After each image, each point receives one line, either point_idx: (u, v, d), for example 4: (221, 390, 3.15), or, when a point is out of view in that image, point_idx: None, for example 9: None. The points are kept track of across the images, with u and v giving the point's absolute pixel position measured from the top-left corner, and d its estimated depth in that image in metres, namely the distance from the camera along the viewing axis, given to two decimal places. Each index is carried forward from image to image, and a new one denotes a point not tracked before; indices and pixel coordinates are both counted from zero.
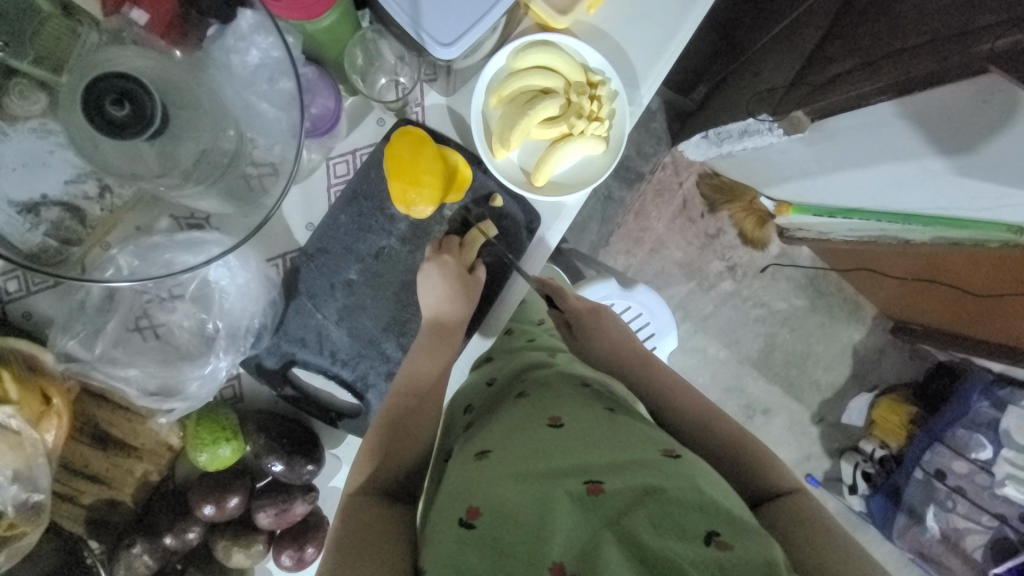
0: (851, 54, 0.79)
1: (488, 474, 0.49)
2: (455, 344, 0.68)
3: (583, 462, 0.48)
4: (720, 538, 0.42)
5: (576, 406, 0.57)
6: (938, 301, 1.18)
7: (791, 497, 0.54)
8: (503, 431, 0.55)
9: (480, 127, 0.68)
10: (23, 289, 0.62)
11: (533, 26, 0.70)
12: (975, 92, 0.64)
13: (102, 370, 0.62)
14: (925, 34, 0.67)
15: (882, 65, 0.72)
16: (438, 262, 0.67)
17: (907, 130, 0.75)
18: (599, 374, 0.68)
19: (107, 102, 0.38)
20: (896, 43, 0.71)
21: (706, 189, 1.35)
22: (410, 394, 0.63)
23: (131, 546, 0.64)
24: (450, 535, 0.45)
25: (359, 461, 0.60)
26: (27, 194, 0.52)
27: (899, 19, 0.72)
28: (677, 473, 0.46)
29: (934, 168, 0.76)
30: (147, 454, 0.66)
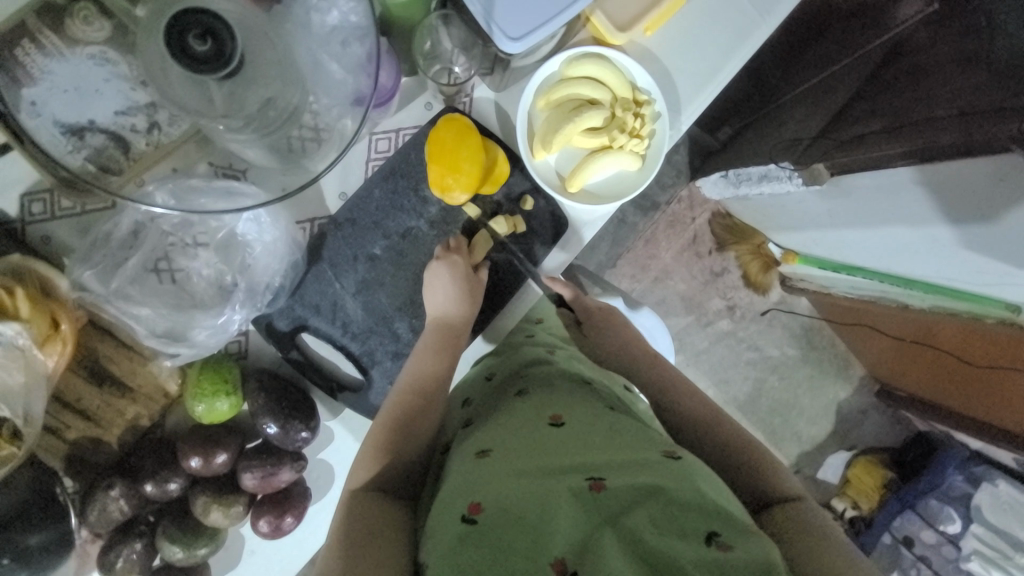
0: (876, 116, 0.80)
1: (490, 471, 0.49)
2: (455, 348, 0.68)
3: (585, 460, 0.48)
4: (720, 538, 0.42)
5: (578, 406, 0.57)
6: (925, 369, 1.20)
7: (790, 502, 0.53)
8: (504, 430, 0.56)
9: (525, 128, 0.70)
10: (47, 212, 0.61)
11: (589, 39, 0.72)
12: (994, 170, 0.67)
13: (115, 304, 0.62)
14: (948, 106, 0.68)
15: (908, 133, 0.73)
16: (448, 261, 0.68)
17: (923, 197, 0.78)
18: (598, 376, 0.69)
19: (190, 35, 0.39)
20: (918, 110, 0.72)
21: (717, 228, 1.38)
22: (416, 395, 0.63)
23: (110, 488, 0.63)
24: (451, 530, 0.45)
25: (365, 458, 0.59)
26: (76, 117, 0.53)
27: (927, 89, 0.72)
28: (677, 474, 0.46)
29: (942, 238, 0.79)
30: (142, 397, 0.65)
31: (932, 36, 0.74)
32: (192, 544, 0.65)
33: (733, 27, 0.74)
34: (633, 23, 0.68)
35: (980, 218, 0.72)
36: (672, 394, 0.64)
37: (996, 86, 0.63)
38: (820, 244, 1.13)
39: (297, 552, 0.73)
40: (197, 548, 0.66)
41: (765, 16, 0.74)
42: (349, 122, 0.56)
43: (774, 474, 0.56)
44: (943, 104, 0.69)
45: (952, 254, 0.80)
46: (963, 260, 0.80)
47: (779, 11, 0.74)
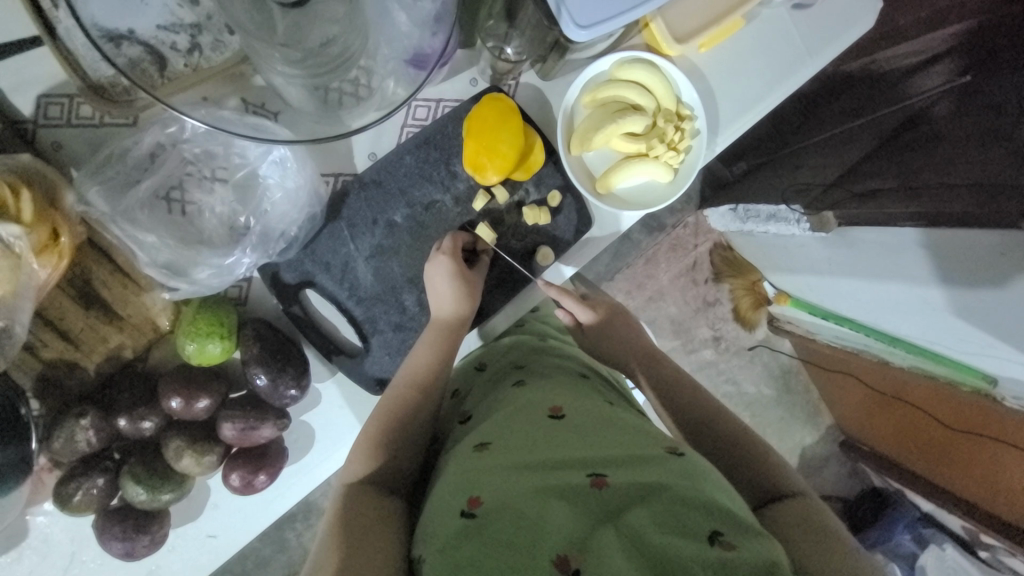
0: (891, 172, 0.82)
1: (488, 464, 0.49)
2: (456, 344, 0.65)
3: (585, 457, 0.48)
4: (724, 538, 0.41)
5: (579, 400, 0.57)
6: (894, 427, 1.23)
7: (791, 497, 0.53)
8: (501, 423, 0.55)
9: (566, 123, 0.69)
10: (62, 117, 0.58)
11: (642, 46, 0.72)
12: (1000, 243, 0.69)
13: (120, 226, 0.58)
14: (966, 174, 0.71)
15: (924, 195, 0.76)
16: (435, 262, 0.65)
17: (921, 259, 0.79)
18: (595, 373, 0.70)
19: None
20: (937, 174, 0.74)
21: (717, 260, 1.39)
22: (415, 386, 0.61)
23: (80, 417, 0.60)
24: (451, 525, 0.44)
25: (358, 451, 0.57)
26: (115, 23, 0.51)
27: (944, 157, 0.74)
28: (680, 471, 0.46)
29: (934, 300, 0.78)
30: (129, 327, 0.62)
31: (953, 110, 0.76)
32: (157, 489, 0.62)
33: (780, 60, 0.75)
34: (692, 36, 0.68)
35: (976, 280, 0.72)
36: (672, 393, 0.67)
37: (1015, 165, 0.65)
38: (812, 290, 1.15)
39: (261, 516, 0.70)
40: (161, 493, 0.63)
41: (812, 57, 0.75)
42: (398, 89, 0.55)
43: (773, 468, 0.57)
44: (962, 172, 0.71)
45: (944, 319, 0.79)
46: (955, 328, 0.79)
47: (824, 55, 0.76)
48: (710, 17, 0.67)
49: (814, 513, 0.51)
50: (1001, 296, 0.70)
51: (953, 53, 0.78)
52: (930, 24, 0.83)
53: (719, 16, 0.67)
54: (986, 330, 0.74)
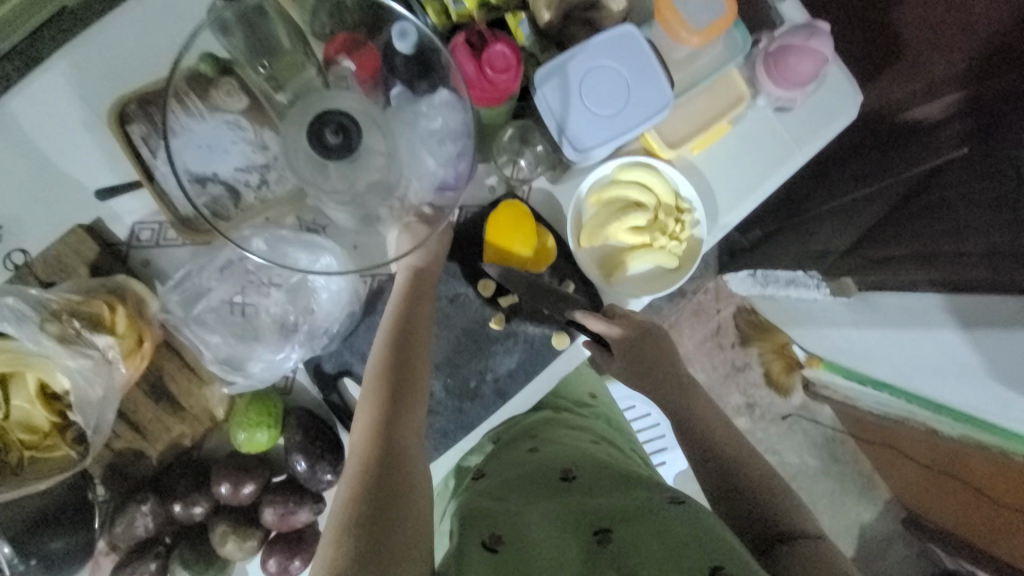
0: (908, 241, 0.82)
1: (516, 510, 0.58)
2: (422, 299, 0.67)
3: (599, 511, 0.57)
4: (724, 570, 0.48)
5: (585, 461, 0.68)
6: (953, 505, 1.14)
7: (805, 539, 0.57)
8: (517, 482, 0.65)
9: (575, 220, 0.77)
10: (153, 240, 0.69)
11: (640, 150, 0.80)
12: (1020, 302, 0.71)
13: (191, 329, 0.68)
14: (974, 241, 0.73)
15: (940, 265, 0.77)
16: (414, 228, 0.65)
17: (945, 313, 0.80)
18: (602, 438, 0.79)
19: (331, 132, 0.49)
20: (947, 243, 0.76)
21: (742, 323, 1.38)
22: (388, 356, 0.63)
23: (141, 502, 0.66)
24: (478, 556, 0.52)
25: (358, 445, 0.59)
26: (204, 169, 0.63)
27: (957, 224, 0.75)
28: (681, 518, 0.54)
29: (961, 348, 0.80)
30: (189, 418, 0.69)
31: (963, 174, 0.76)
32: (202, 573, 0.67)
33: (771, 152, 0.82)
34: (682, 142, 0.77)
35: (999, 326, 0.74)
36: (701, 425, 0.69)
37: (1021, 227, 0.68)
38: (845, 353, 1.15)
39: None
40: None
41: (802, 150, 0.83)
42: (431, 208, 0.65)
43: (788, 512, 0.61)
44: (969, 239, 0.73)
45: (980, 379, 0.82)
46: (992, 391, 0.83)
47: (810, 147, 0.83)
48: (697, 125, 0.77)
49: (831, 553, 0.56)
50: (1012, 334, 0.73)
51: (962, 114, 0.78)
52: (923, 93, 0.86)
53: (704, 125, 0.77)
54: (1014, 390, 0.78)
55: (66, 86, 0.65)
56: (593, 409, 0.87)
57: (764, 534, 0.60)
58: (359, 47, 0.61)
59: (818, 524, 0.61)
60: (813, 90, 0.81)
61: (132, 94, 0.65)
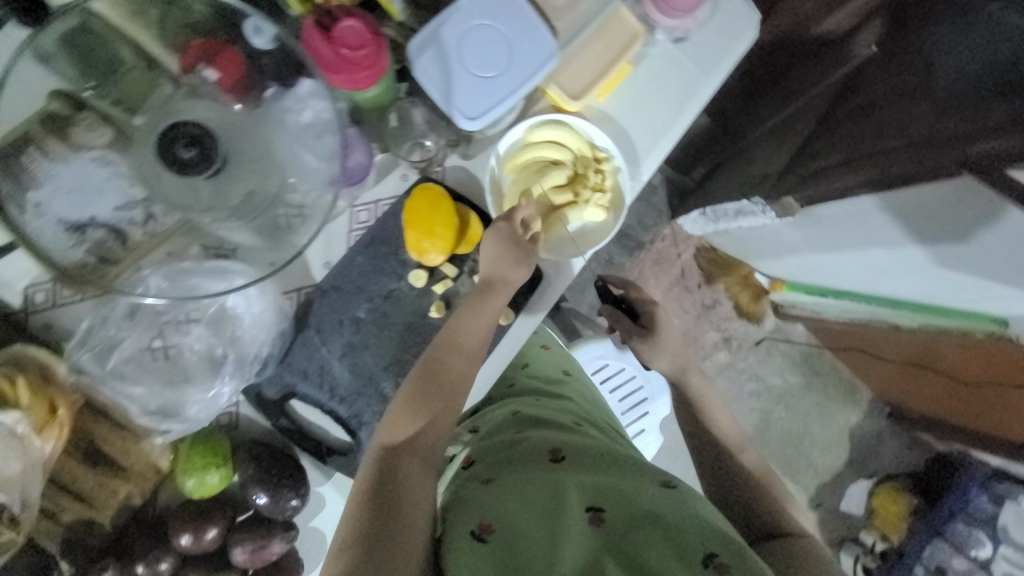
0: (835, 147, 0.83)
1: (502, 495, 0.54)
2: (495, 304, 0.67)
3: (587, 491, 0.53)
4: (717, 560, 0.48)
5: (580, 443, 0.62)
6: (928, 388, 1.20)
7: (796, 537, 0.58)
8: (506, 463, 0.60)
9: (494, 190, 0.75)
10: (49, 300, 0.65)
11: (548, 108, 0.78)
12: (952, 190, 0.70)
13: (110, 385, 0.65)
14: (903, 136, 0.71)
15: (868, 162, 0.76)
16: (496, 227, 0.68)
17: (891, 222, 0.82)
18: (590, 415, 0.76)
19: (181, 145, 0.47)
20: (877, 141, 0.74)
21: (703, 262, 1.39)
22: (464, 355, 0.65)
23: (102, 570, 0.63)
24: (465, 546, 0.49)
25: (402, 419, 0.59)
26: (78, 215, 0.58)
27: (881, 121, 0.74)
28: (674, 501, 0.53)
29: (918, 258, 0.81)
30: (134, 476, 0.66)
31: (881, 72, 0.74)
32: None
33: (679, 83, 0.80)
34: (585, 92, 0.75)
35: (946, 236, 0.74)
36: (700, 419, 0.73)
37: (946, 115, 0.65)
38: (802, 272, 1.16)
39: None
40: None
41: (708, 76, 0.81)
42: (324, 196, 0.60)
43: (776, 509, 0.62)
44: (898, 134, 0.71)
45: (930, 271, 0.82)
46: (948, 278, 0.81)
47: (719, 71, 0.81)
48: (598, 71, 0.75)
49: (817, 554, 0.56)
50: (970, 247, 0.72)
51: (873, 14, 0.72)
52: None
53: (606, 68, 0.75)
54: (971, 274, 0.76)
55: None
56: (569, 385, 0.83)
57: (747, 528, 0.62)
58: (217, 50, 0.56)
59: (801, 526, 0.61)
60: (706, 16, 0.79)
61: None
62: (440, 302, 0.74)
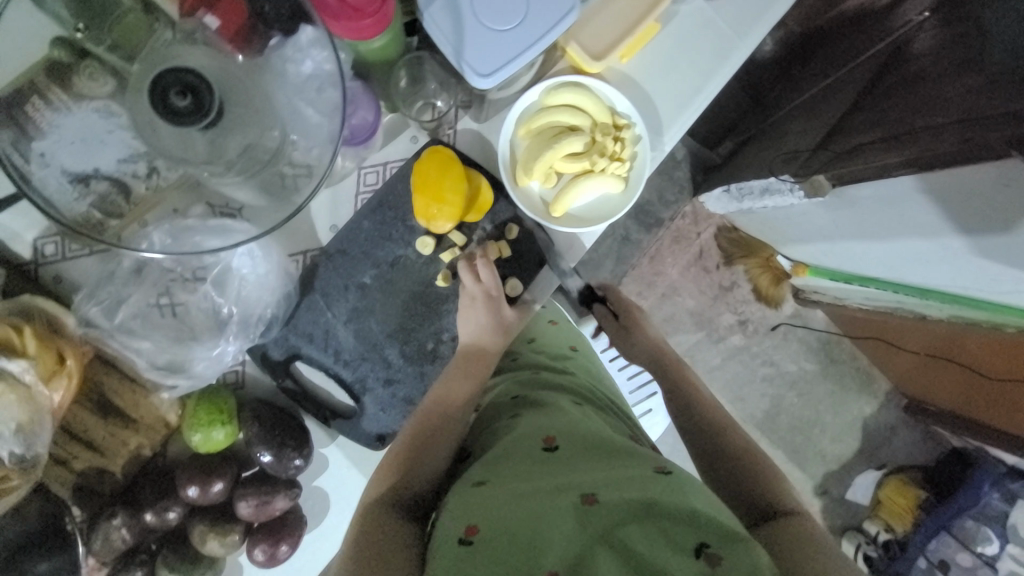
0: (874, 126, 0.77)
1: (493, 492, 0.52)
2: (484, 373, 0.69)
3: (580, 480, 0.52)
4: (710, 550, 0.46)
5: (573, 427, 0.60)
6: (951, 384, 1.15)
7: (793, 515, 0.56)
8: (498, 457, 0.58)
9: (507, 156, 0.71)
10: (59, 253, 0.65)
11: (567, 68, 0.73)
12: (996, 173, 0.62)
13: (118, 339, 0.66)
14: (946, 113, 0.66)
15: (906, 140, 0.71)
16: (479, 300, 0.70)
17: (929, 205, 0.73)
18: (590, 395, 0.73)
19: (172, 93, 0.44)
20: (918, 118, 0.70)
21: (724, 242, 1.34)
22: (457, 385, 0.67)
23: (112, 517, 0.65)
24: (450, 554, 0.48)
25: (378, 475, 0.60)
26: (83, 166, 0.57)
27: (927, 97, 0.69)
28: (669, 487, 0.50)
29: (955, 249, 0.72)
30: (144, 428, 0.68)
31: (936, 43, 0.71)
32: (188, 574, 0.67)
33: (712, 46, 0.75)
34: (608, 51, 0.69)
35: (986, 228, 0.66)
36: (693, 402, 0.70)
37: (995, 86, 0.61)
38: (828, 255, 1.09)
39: None
40: None
41: (744, 38, 0.75)
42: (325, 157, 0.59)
43: (773, 486, 0.60)
44: (940, 111, 0.67)
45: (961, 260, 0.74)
46: (980, 267, 0.74)
47: (757, 32, 0.75)
48: (623, 28, 0.69)
49: (813, 532, 0.53)
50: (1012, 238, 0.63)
51: None
52: None
53: (633, 25, 0.69)
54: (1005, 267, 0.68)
55: None
56: (575, 361, 0.80)
57: (752, 510, 0.58)
58: None
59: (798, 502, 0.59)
60: None
61: None
62: (447, 270, 0.72)
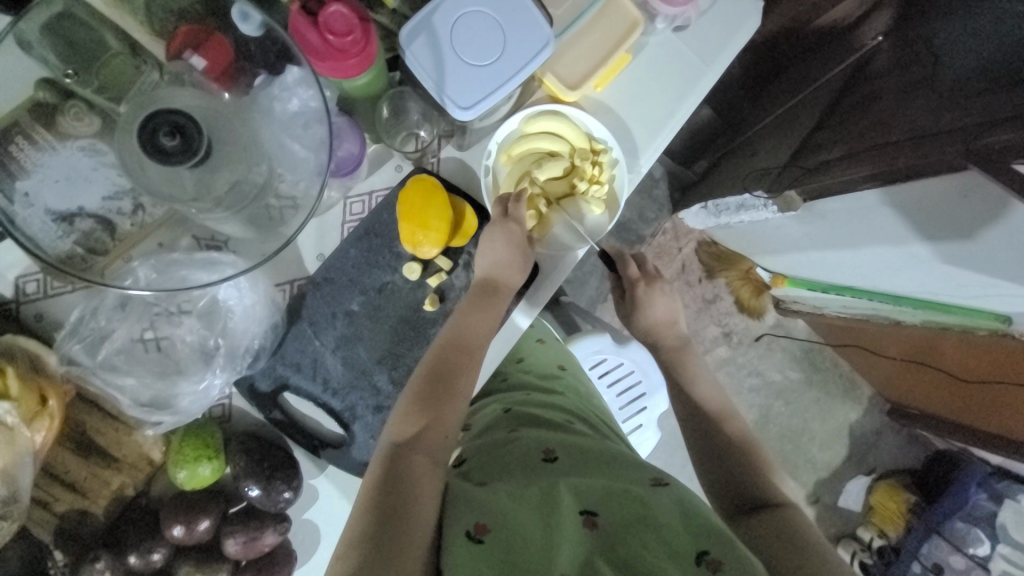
0: (839, 143, 0.80)
1: (497, 498, 0.53)
2: (501, 305, 0.69)
3: (581, 493, 0.53)
4: (710, 557, 0.47)
5: (571, 443, 0.62)
6: (930, 384, 1.19)
7: (787, 508, 0.58)
8: (496, 468, 0.59)
9: (489, 182, 0.73)
10: (41, 291, 0.64)
11: (545, 98, 0.77)
12: (956, 185, 0.66)
13: (101, 376, 0.65)
14: (910, 127, 0.69)
15: (871, 156, 0.73)
16: (505, 228, 0.68)
17: (894, 218, 0.78)
18: (576, 408, 0.75)
19: (161, 133, 0.44)
20: (881, 136, 0.73)
21: (705, 257, 1.37)
22: (477, 308, 0.67)
23: (94, 561, 0.63)
24: (462, 549, 0.48)
25: (409, 411, 0.60)
26: (66, 205, 0.57)
27: (888, 113, 0.73)
28: (667, 500, 0.53)
29: (920, 254, 0.77)
30: (126, 466, 0.66)
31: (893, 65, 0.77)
32: None
33: (680, 76, 0.79)
34: (582, 82, 0.73)
35: (947, 231, 0.70)
36: (695, 409, 0.74)
37: (950, 102, 0.65)
38: (802, 266, 1.14)
39: None
40: None
41: (709, 67, 0.79)
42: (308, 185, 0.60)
43: (767, 485, 0.63)
44: (904, 125, 0.70)
45: (934, 269, 0.78)
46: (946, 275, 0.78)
47: (721, 60, 0.80)
48: (595, 61, 0.73)
49: (803, 523, 0.55)
50: (977, 245, 0.68)
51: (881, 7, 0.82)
52: None
53: (604, 58, 0.73)
54: (971, 271, 0.73)
55: None
56: (562, 379, 0.82)
57: (745, 503, 0.62)
58: (204, 37, 0.55)
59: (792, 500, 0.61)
60: (708, 4, 0.78)
61: None
62: (433, 294, 0.73)
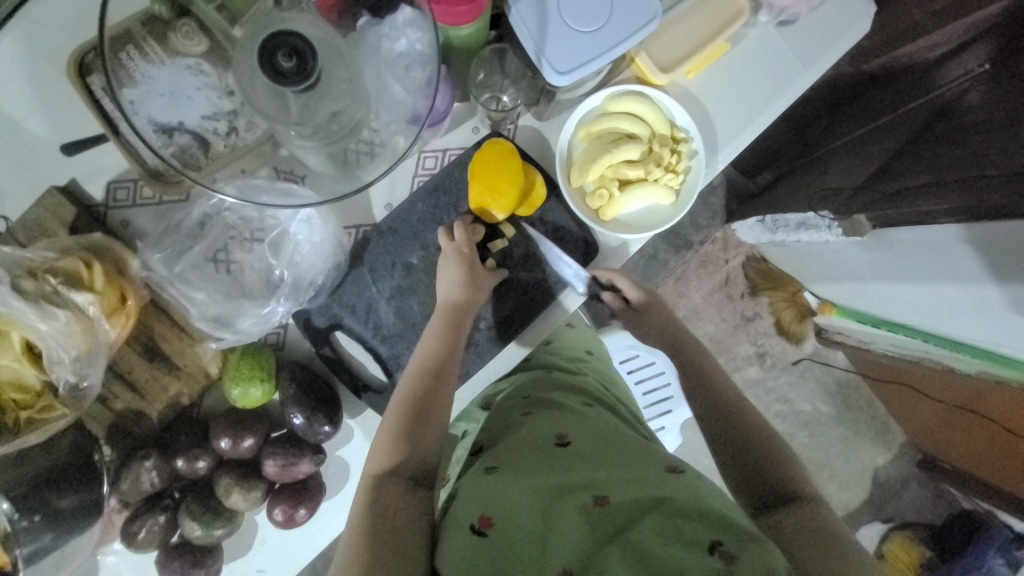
0: (923, 170, 0.74)
1: (504, 483, 0.54)
2: (461, 329, 0.67)
3: (591, 478, 0.52)
4: (724, 548, 0.46)
5: (584, 425, 0.61)
6: (974, 439, 1.10)
7: (803, 501, 0.55)
8: (511, 446, 0.60)
9: (564, 156, 0.72)
10: (129, 200, 0.68)
11: (632, 79, 0.75)
12: None
13: (177, 286, 0.68)
14: (1008, 166, 0.63)
15: (958, 189, 0.68)
16: (455, 253, 0.69)
17: (969, 255, 0.73)
18: (603, 389, 0.76)
19: (280, 54, 0.47)
20: (973, 168, 0.67)
21: (752, 273, 1.33)
22: (438, 334, 0.66)
23: (144, 458, 0.67)
24: (463, 543, 0.49)
25: (381, 444, 0.60)
26: (168, 118, 0.60)
27: (978, 151, 0.67)
28: (681, 488, 0.52)
29: (991, 299, 0.73)
30: (185, 376, 0.70)
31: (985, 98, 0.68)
32: (210, 524, 0.68)
33: (776, 74, 0.76)
34: (676, 65, 0.71)
35: None
36: (705, 390, 0.68)
37: None
38: (857, 297, 1.09)
39: (307, 547, 0.75)
40: (214, 528, 0.68)
41: (807, 69, 0.76)
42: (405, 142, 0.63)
43: (784, 470, 0.60)
44: (1002, 164, 0.63)
45: (1001, 316, 0.74)
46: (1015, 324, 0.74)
47: (820, 63, 0.76)
48: (693, 44, 0.71)
49: (825, 524, 0.53)
50: None
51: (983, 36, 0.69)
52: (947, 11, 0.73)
53: (701, 44, 0.71)
54: None
55: (14, 47, 0.63)
56: (590, 364, 0.81)
57: (761, 491, 0.59)
58: None
59: (814, 486, 0.58)
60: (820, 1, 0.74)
61: (87, 44, 0.64)
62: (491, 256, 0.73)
